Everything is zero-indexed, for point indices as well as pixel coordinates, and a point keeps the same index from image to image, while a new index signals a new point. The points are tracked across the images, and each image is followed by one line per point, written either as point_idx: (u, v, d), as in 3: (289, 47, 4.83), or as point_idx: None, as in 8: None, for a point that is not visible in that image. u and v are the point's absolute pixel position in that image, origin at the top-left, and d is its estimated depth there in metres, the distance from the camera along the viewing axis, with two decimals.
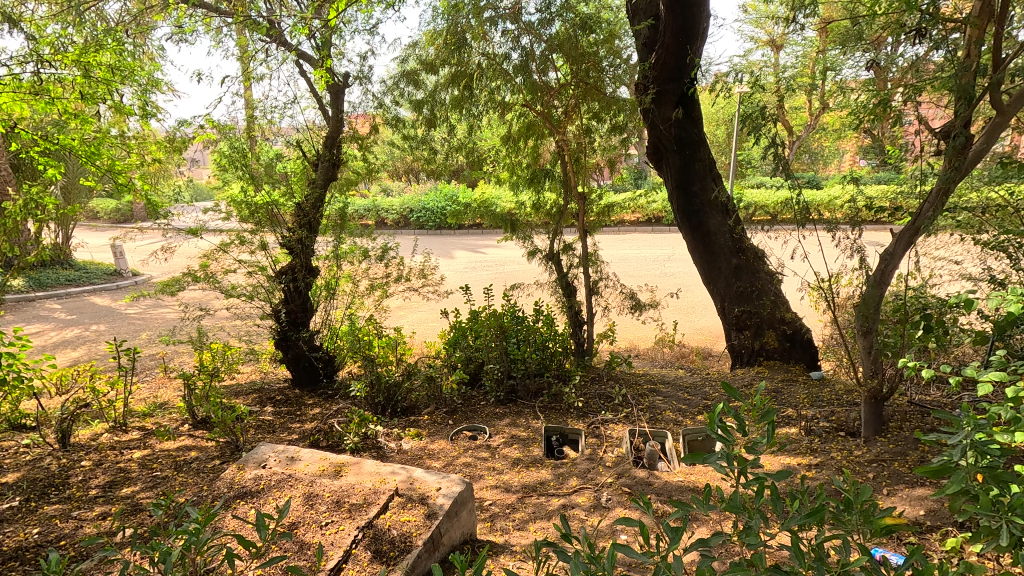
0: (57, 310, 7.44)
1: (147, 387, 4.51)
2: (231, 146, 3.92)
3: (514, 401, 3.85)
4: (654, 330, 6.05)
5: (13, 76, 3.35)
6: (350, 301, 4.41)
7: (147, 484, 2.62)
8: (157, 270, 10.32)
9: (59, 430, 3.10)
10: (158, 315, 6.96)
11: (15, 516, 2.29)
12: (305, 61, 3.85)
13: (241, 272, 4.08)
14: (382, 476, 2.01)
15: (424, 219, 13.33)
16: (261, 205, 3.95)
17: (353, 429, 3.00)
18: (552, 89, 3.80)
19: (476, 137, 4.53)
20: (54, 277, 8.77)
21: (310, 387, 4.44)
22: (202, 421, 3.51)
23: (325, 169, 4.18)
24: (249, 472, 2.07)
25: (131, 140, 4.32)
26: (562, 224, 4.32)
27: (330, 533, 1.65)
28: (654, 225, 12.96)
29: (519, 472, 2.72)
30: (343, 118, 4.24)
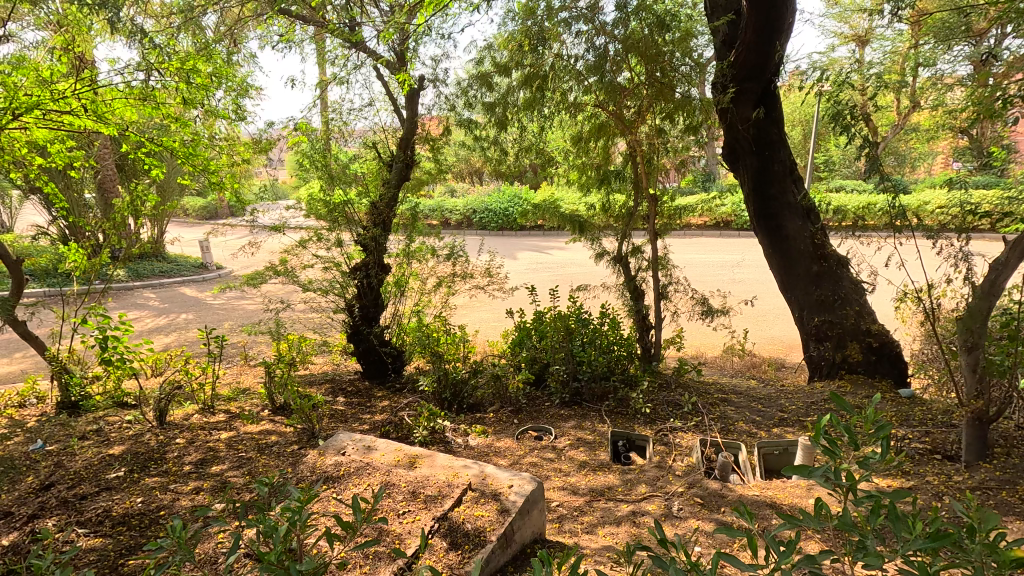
0: (152, 298, 8.08)
1: (230, 373, 4.81)
2: (312, 148, 4.11)
3: (579, 404, 3.82)
4: (723, 338, 5.84)
5: (127, 85, 3.67)
6: (418, 298, 4.54)
7: (234, 463, 2.79)
8: (240, 264, 11.04)
9: (157, 408, 3.36)
10: (239, 306, 7.42)
11: (121, 485, 2.51)
12: (382, 65, 3.98)
13: (318, 267, 4.29)
14: (455, 470, 2.04)
15: (487, 220, 13.45)
16: (338, 204, 4.13)
17: (422, 422, 3.08)
18: (626, 89, 3.73)
19: (545, 139, 4.50)
20: (150, 269, 9.55)
21: (379, 380, 4.58)
22: (281, 408, 3.71)
23: (399, 169, 4.34)
24: (329, 458, 2.17)
25: (222, 143, 4.64)
26: (632, 226, 4.24)
27: (407, 522, 1.69)
28: (722, 229, 12.49)
29: (586, 475, 2.70)
30: (417, 121, 4.38)
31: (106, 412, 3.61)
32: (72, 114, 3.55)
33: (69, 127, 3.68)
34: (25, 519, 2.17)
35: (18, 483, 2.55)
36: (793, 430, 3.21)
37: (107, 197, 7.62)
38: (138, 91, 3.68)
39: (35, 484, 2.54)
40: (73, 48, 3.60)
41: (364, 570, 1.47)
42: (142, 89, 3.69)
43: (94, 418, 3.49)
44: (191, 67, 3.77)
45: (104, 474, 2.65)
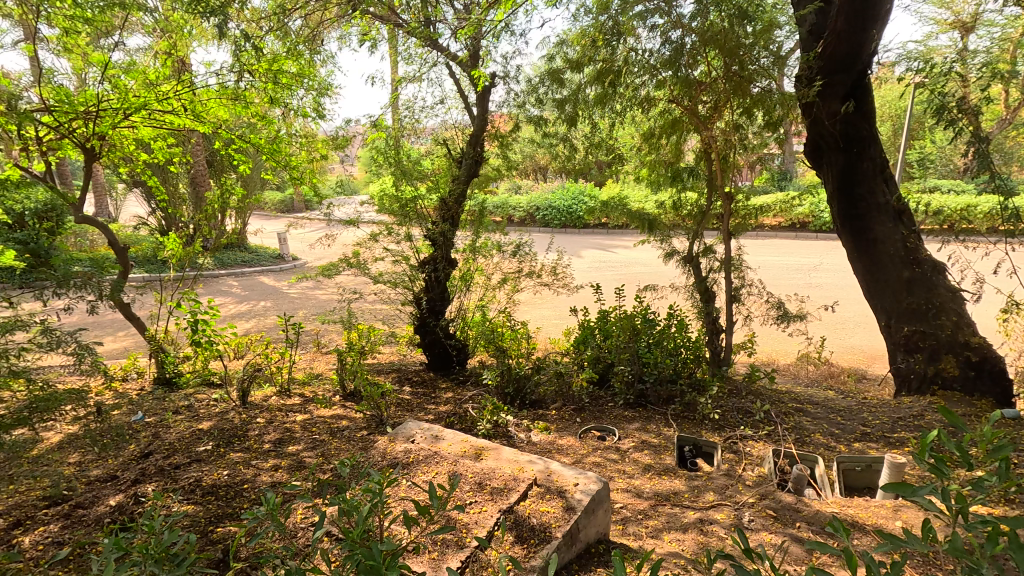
0: (235, 286, 8.63)
1: (305, 358, 5.07)
2: (387, 144, 4.26)
3: (644, 406, 3.74)
4: (798, 345, 5.55)
5: (222, 86, 3.92)
6: (483, 293, 4.62)
7: (309, 444, 2.94)
8: (313, 255, 11.60)
9: (240, 389, 3.59)
10: (313, 295, 7.80)
11: (209, 458, 2.70)
12: (454, 62, 4.03)
13: (388, 260, 4.43)
14: (521, 464, 2.06)
15: (551, 217, 13.54)
16: (409, 199, 4.23)
17: (486, 415, 3.13)
18: (702, 84, 3.56)
19: (615, 134, 4.43)
20: (234, 258, 10.23)
21: (444, 372, 4.68)
22: (352, 394, 3.87)
23: (468, 165, 4.38)
24: (399, 445, 2.24)
25: (302, 140, 4.85)
26: (704, 226, 4.08)
27: (474, 513, 1.72)
28: (798, 230, 11.85)
29: (651, 479, 2.65)
30: (488, 118, 4.39)
31: (196, 390, 3.89)
32: (173, 113, 3.83)
33: (171, 126, 3.99)
34: (129, 483, 2.38)
35: (122, 451, 2.80)
36: (877, 446, 3.00)
37: (199, 190, 8.21)
38: (230, 91, 3.94)
39: (136, 452, 2.78)
40: (175, 52, 3.92)
41: (434, 555, 1.51)
42: (234, 90, 3.95)
43: (186, 395, 3.78)
44: (277, 69, 4.03)
45: (194, 446, 2.86)
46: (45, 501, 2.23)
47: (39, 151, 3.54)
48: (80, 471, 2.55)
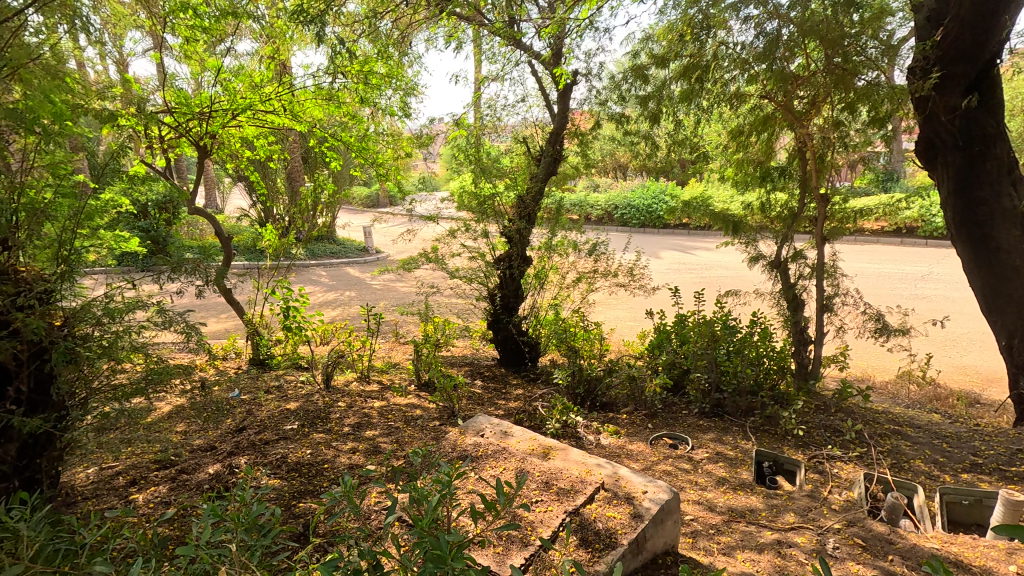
0: (323, 276, 9.17)
1: (384, 348, 5.30)
2: (468, 142, 4.39)
3: (720, 417, 3.58)
4: (898, 361, 5.10)
5: (318, 87, 4.17)
6: (557, 292, 4.62)
7: (384, 430, 3.07)
8: (396, 248, 12.08)
9: (324, 373, 3.81)
10: (394, 288, 8.13)
11: (295, 437, 2.90)
12: (538, 61, 4.02)
13: (465, 256, 4.53)
14: (588, 467, 2.05)
15: (629, 216, 13.30)
16: (487, 196, 4.32)
17: (555, 415, 3.13)
18: (799, 77, 3.34)
19: (700, 131, 4.27)
20: (324, 250, 10.88)
21: (515, 368, 4.72)
22: (426, 384, 3.99)
23: (547, 164, 4.36)
24: (469, 438, 2.29)
25: (388, 138, 5.03)
26: (794, 229, 3.82)
27: (540, 511, 1.73)
28: (904, 236, 10.86)
29: (724, 493, 2.53)
30: (568, 115, 4.37)
31: (285, 371, 4.18)
32: (274, 113, 4.14)
33: (272, 125, 4.30)
34: (225, 454, 2.60)
35: (221, 424, 3.06)
36: (990, 480, 2.70)
37: (295, 185, 8.78)
38: (325, 91, 4.18)
39: (233, 426, 3.03)
40: (278, 56, 4.20)
41: (498, 550, 1.53)
42: (328, 90, 4.19)
43: (277, 376, 4.07)
44: (368, 69, 4.23)
45: (282, 425, 3.08)
46: (156, 464, 2.48)
47: (161, 149, 3.94)
48: (185, 439, 2.81)
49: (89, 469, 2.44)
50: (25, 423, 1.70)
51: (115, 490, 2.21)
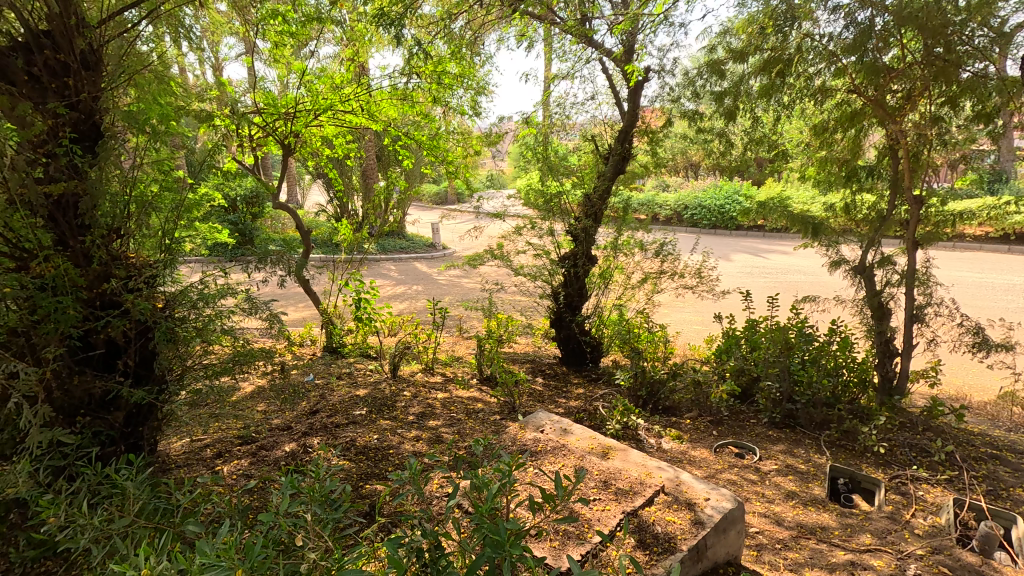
0: (393, 270, 9.51)
1: (448, 341, 5.43)
2: (536, 141, 4.40)
3: (792, 428, 3.41)
4: (1000, 380, 4.65)
5: (394, 87, 4.32)
6: (622, 292, 4.55)
7: (447, 421, 3.16)
8: (462, 245, 12.30)
9: (392, 363, 3.97)
10: (459, 283, 8.30)
11: (364, 422, 3.04)
12: (609, 58, 3.98)
13: (529, 253, 4.56)
14: (649, 469, 2.03)
15: (699, 217, 12.88)
16: (554, 194, 4.35)
17: (615, 416, 3.10)
18: (893, 70, 3.12)
19: (781, 128, 4.06)
20: (394, 246, 11.28)
21: (576, 367, 4.70)
22: (488, 378, 4.06)
23: (615, 162, 4.30)
24: (529, 434, 2.32)
25: (458, 137, 5.13)
26: (882, 233, 3.56)
27: (598, 510, 1.72)
28: (1012, 243, 9.86)
29: (794, 507, 2.42)
30: (639, 113, 4.28)
31: (355, 360, 4.38)
32: (353, 113, 4.35)
33: (350, 125, 4.51)
34: (300, 434, 2.77)
35: (297, 405, 3.26)
36: None
37: (369, 182, 9.14)
38: (399, 92, 4.34)
39: (308, 408, 3.21)
40: (358, 58, 4.38)
41: (554, 544, 1.54)
42: (403, 90, 4.33)
43: (348, 363, 4.27)
44: (441, 69, 4.32)
45: (351, 410, 3.23)
46: (240, 439, 2.68)
47: (249, 147, 4.23)
48: (264, 418, 3.02)
49: (182, 440, 2.67)
50: (133, 394, 1.89)
51: (203, 460, 2.41)
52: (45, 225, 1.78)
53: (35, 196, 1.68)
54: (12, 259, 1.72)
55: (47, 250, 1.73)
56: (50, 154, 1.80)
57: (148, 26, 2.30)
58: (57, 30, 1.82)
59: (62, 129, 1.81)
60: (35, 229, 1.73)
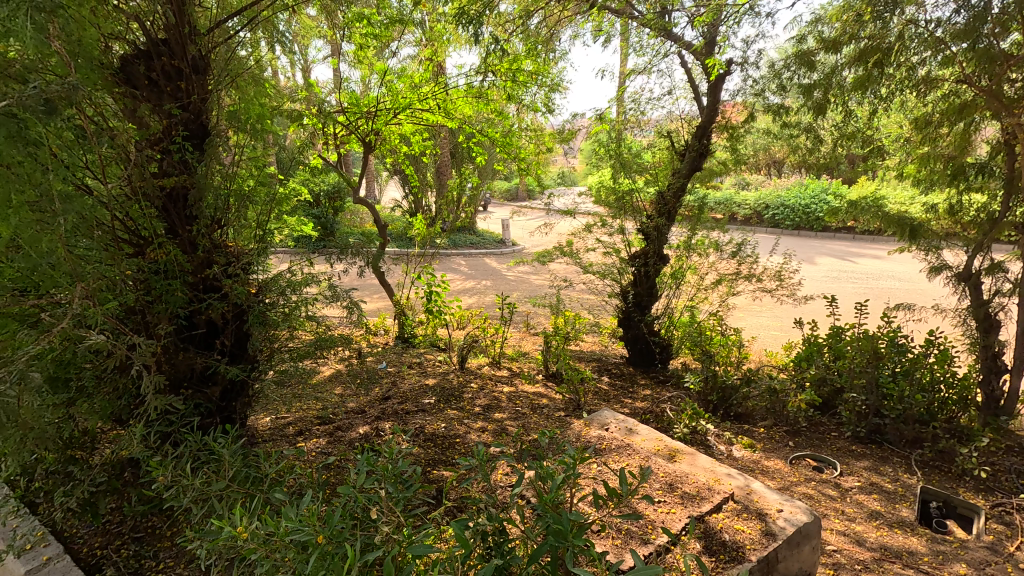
0: (463, 265, 9.70)
1: (515, 336, 5.49)
2: (609, 137, 4.32)
3: (878, 444, 3.19)
4: None
5: (469, 85, 4.40)
6: (694, 293, 4.42)
7: (512, 415, 3.20)
8: (530, 242, 12.31)
9: (460, 355, 4.07)
10: (527, 280, 8.35)
11: (432, 410, 3.14)
12: (688, 51, 3.85)
13: (599, 251, 4.51)
14: (717, 475, 1.97)
15: (781, 217, 12.20)
16: (626, 191, 4.28)
17: (684, 420, 3.03)
18: (1013, 57, 2.83)
19: (876, 122, 3.79)
20: (465, 241, 11.51)
21: (644, 368, 4.61)
22: (553, 375, 4.07)
23: (691, 159, 4.16)
24: (593, 431, 2.32)
25: (531, 134, 5.16)
26: (992, 238, 3.24)
27: (662, 512, 1.69)
28: None
29: (877, 528, 2.26)
30: (719, 107, 4.11)
31: (425, 350, 4.52)
32: (430, 111, 4.49)
33: (427, 122, 4.66)
34: (373, 418, 2.91)
35: (371, 391, 3.42)
36: None
37: (442, 178, 9.37)
38: (475, 89, 4.41)
39: (380, 395, 3.36)
40: (435, 57, 4.49)
41: (616, 541, 1.53)
42: (479, 88, 4.40)
43: (418, 353, 4.42)
44: (516, 67, 4.28)
45: (421, 398, 3.35)
46: (318, 419, 2.86)
47: (333, 145, 4.47)
48: (341, 401, 3.19)
49: (268, 417, 2.88)
50: (229, 371, 2.06)
51: (286, 437, 2.59)
52: (159, 214, 1.96)
53: (152, 188, 1.87)
54: (132, 245, 1.91)
55: (161, 238, 1.91)
56: (165, 151, 2.00)
57: (247, 32, 2.48)
58: (173, 38, 2.00)
59: (175, 128, 2.00)
60: (151, 218, 1.92)
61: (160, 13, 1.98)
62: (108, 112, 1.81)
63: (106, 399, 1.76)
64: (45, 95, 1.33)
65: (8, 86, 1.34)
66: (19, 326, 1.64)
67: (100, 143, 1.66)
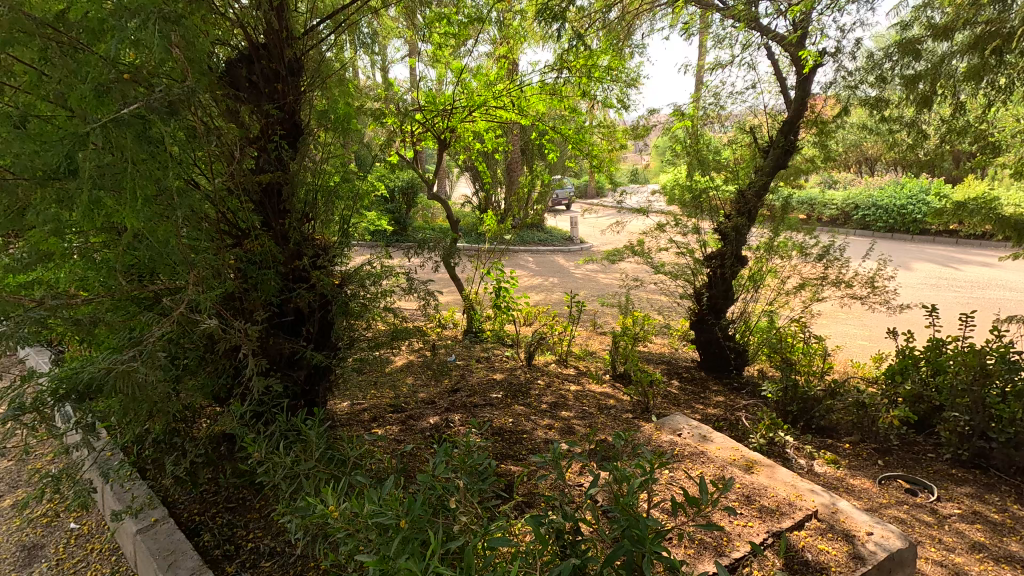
0: (531, 261, 9.73)
1: (582, 335, 5.45)
2: (689, 134, 4.14)
3: (983, 470, 2.90)
4: None
5: (542, 82, 4.37)
6: (774, 297, 4.21)
7: (579, 414, 3.18)
8: (598, 241, 12.15)
9: (527, 351, 4.09)
10: (595, 278, 8.25)
11: (500, 405, 3.19)
12: (777, 42, 3.65)
13: (672, 251, 4.38)
14: (799, 491, 1.88)
15: (873, 218, 11.34)
16: (703, 189, 4.10)
17: (760, 430, 2.90)
18: None
19: (990, 115, 3.49)
20: (533, 237, 11.53)
21: (717, 374, 4.44)
22: (621, 376, 4.01)
23: (776, 156, 3.94)
24: (665, 436, 2.29)
25: (603, 130, 5.04)
26: None
27: (739, 525, 1.63)
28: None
29: (981, 561, 2.06)
30: (808, 101, 3.86)
31: (493, 345, 4.59)
32: (504, 108, 4.52)
33: (501, 119, 4.70)
34: (443, 409, 2.99)
35: (441, 382, 3.51)
36: None
37: (512, 175, 9.44)
38: (549, 86, 4.35)
39: (449, 386, 3.45)
40: (510, 54, 4.47)
41: (690, 551, 1.49)
42: (553, 85, 4.34)
43: (486, 348, 4.49)
44: (591, 63, 4.15)
45: (489, 392, 3.41)
46: (392, 407, 2.97)
47: (410, 142, 4.60)
48: (413, 391, 3.30)
49: (346, 402, 3.02)
50: (314, 357, 2.18)
51: (362, 422, 2.71)
52: (256, 208, 2.10)
53: (251, 184, 2.01)
54: (232, 236, 2.06)
55: (258, 230, 2.05)
56: (262, 149, 2.13)
57: (335, 35, 2.60)
58: (273, 43, 2.13)
59: (272, 127, 2.13)
60: (249, 212, 2.06)
61: (262, 20, 2.10)
62: (215, 114, 1.96)
63: (207, 378, 1.91)
64: (169, 98, 1.46)
65: (137, 91, 1.48)
66: (140, 311, 1.82)
67: (210, 142, 1.81)
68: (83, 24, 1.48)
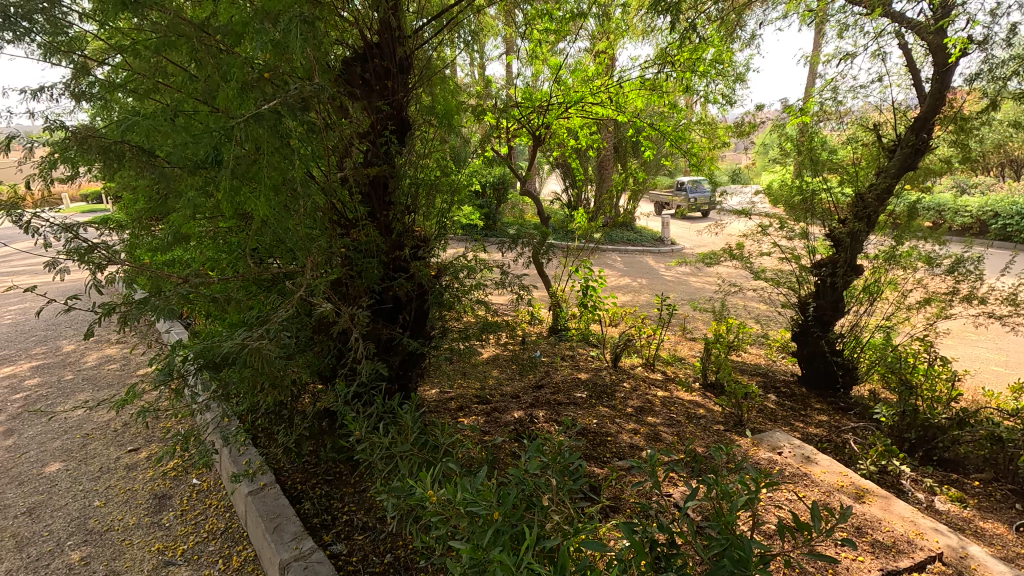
0: (619, 261, 9.56)
1: (671, 339, 5.27)
2: (801, 133, 3.85)
3: None
4: None
5: (641, 77, 4.25)
6: (892, 312, 3.83)
7: (666, 420, 3.08)
8: (688, 241, 11.97)
9: (613, 353, 4.00)
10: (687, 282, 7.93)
11: (585, 404, 3.15)
12: (911, 30, 3.29)
13: (774, 256, 4.10)
14: (919, 528, 1.70)
15: (1016, 228, 9.96)
16: (813, 190, 3.81)
17: (871, 456, 2.65)
18: None
19: None
20: (622, 238, 11.29)
21: (821, 390, 4.12)
22: (713, 385, 3.82)
23: (904, 156, 3.50)
24: (763, 453, 2.17)
25: (704, 128, 4.79)
26: None
27: (848, 558, 1.51)
28: None
29: None
30: (948, 95, 3.38)
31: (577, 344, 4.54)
32: (601, 104, 4.45)
33: (597, 116, 4.62)
34: (528, 404, 3.00)
35: (525, 376, 3.54)
36: None
37: (604, 174, 9.27)
38: (649, 82, 4.24)
39: (534, 381, 3.46)
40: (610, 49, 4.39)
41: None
42: (653, 80, 4.23)
43: (571, 347, 4.46)
44: (697, 57, 3.98)
45: (573, 391, 3.38)
46: (478, 398, 3.03)
47: (505, 138, 4.66)
48: (499, 384, 3.35)
49: (435, 390, 3.12)
50: (409, 344, 2.27)
51: (450, 411, 2.80)
52: (363, 201, 2.22)
53: (360, 177, 2.12)
54: (341, 226, 2.19)
55: (365, 221, 2.17)
56: (371, 143, 2.24)
57: (441, 34, 2.67)
58: (385, 42, 2.23)
59: (381, 122, 2.23)
60: (357, 203, 2.18)
61: (377, 20, 2.21)
62: (332, 110, 2.09)
63: (314, 357, 2.05)
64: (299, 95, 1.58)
65: (270, 89, 1.60)
66: (261, 291, 1.99)
67: (328, 136, 1.93)
68: (227, 28, 1.63)
